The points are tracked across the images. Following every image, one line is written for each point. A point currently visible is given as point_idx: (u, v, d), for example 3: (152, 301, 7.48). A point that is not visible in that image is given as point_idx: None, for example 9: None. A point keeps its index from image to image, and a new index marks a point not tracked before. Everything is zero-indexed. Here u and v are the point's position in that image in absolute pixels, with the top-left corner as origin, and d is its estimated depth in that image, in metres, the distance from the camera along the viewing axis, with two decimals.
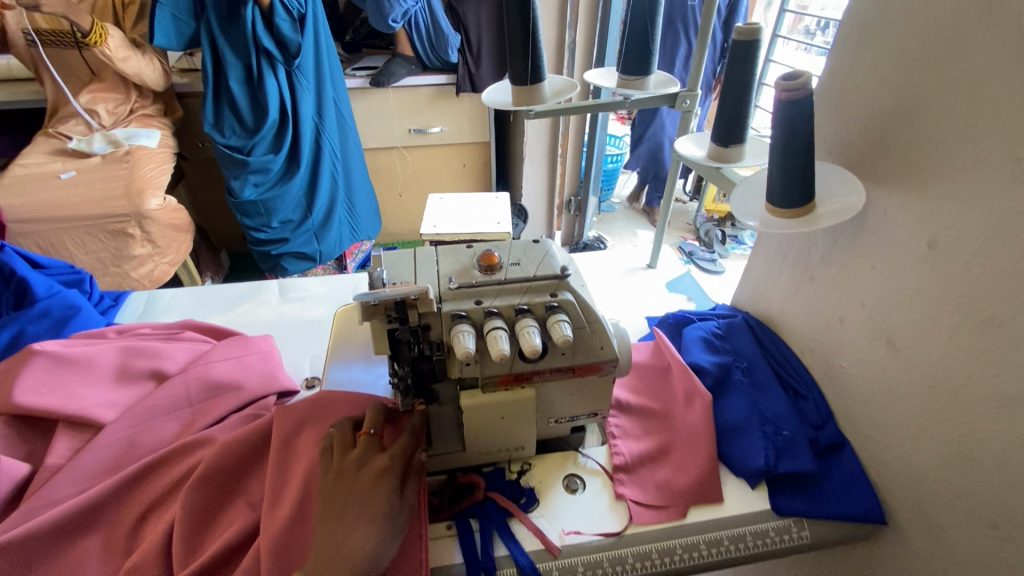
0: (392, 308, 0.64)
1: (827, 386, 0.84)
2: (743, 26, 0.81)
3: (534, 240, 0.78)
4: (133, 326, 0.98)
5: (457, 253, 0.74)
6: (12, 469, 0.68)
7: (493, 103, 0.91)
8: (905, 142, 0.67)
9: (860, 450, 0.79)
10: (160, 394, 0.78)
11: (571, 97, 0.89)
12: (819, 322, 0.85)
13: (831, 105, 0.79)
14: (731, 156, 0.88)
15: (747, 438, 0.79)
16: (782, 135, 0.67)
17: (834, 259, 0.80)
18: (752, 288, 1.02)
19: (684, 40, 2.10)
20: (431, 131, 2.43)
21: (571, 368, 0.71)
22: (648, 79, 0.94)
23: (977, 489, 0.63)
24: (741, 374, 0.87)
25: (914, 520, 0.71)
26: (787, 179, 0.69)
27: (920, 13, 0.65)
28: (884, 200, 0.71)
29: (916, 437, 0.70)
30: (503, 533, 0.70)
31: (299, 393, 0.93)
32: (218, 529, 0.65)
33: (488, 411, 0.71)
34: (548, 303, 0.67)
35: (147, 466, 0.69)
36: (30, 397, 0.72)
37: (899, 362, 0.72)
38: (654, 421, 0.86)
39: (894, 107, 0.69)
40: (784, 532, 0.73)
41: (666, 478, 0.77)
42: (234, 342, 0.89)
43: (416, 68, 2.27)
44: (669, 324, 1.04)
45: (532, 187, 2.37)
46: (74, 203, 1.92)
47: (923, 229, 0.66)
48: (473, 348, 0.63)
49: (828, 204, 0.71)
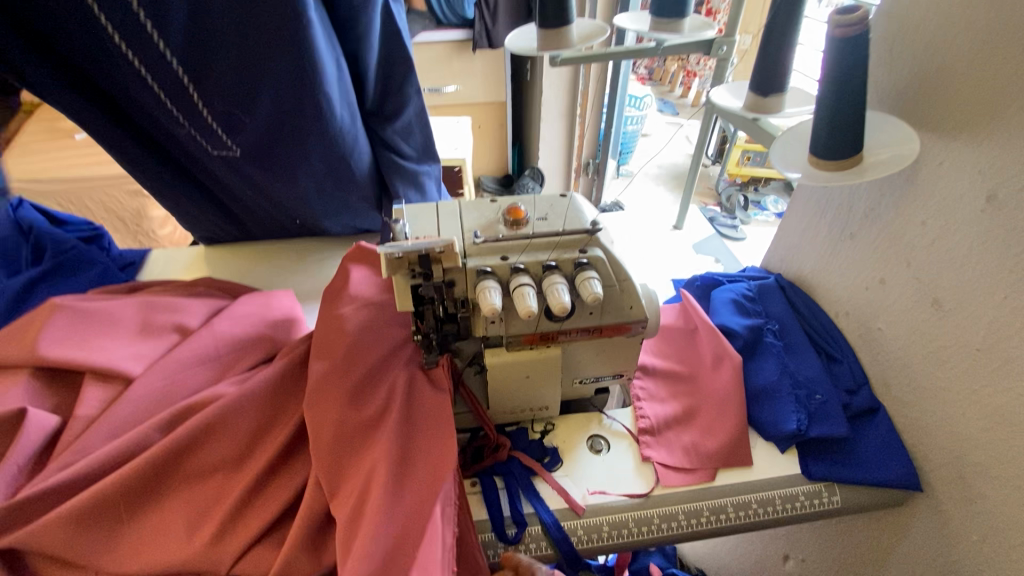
0: (416, 263, 0.61)
1: (862, 349, 0.81)
2: (842, 14, 0.58)
3: (561, 194, 0.74)
4: (149, 284, 0.96)
5: (481, 207, 0.71)
6: (44, 420, 0.65)
7: (514, 48, 0.84)
8: (970, 84, 0.61)
9: (895, 416, 0.76)
10: (189, 345, 0.76)
11: (600, 43, 0.82)
12: (858, 285, 0.80)
13: (882, 41, 0.72)
14: (771, 107, 0.82)
15: (779, 401, 0.77)
16: (838, 76, 0.61)
17: (881, 215, 0.75)
18: (785, 248, 0.96)
19: (339, 180, 1.08)
20: (446, 91, 2.40)
21: (599, 328, 0.69)
22: (683, 21, 0.84)
23: (1019, 456, 0.61)
24: (773, 337, 0.84)
25: (950, 487, 0.69)
26: (837, 127, 0.63)
27: None
28: (939, 150, 0.66)
29: (959, 403, 0.67)
30: (528, 492, 0.70)
31: (377, 369, 0.69)
32: (260, 416, 0.69)
33: (513, 371, 0.69)
34: (577, 260, 0.64)
35: (179, 412, 0.67)
36: (54, 347, 0.71)
37: (943, 323, 0.68)
38: (680, 384, 0.84)
39: (959, 47, 0.62)
40: (815, 496, 0.72)
41: (693, 441, 0.76)
42: (258, 297, 0.87)
43: (431, 23, 2.22)
44: (696, 287, 0.99)
45: (550, 149, 2.40)
46: (89, 163, 1.87)
47: (982, 181, 0.61)
48: (500, 305, 0.60)
49: (877, 153, 0.66)
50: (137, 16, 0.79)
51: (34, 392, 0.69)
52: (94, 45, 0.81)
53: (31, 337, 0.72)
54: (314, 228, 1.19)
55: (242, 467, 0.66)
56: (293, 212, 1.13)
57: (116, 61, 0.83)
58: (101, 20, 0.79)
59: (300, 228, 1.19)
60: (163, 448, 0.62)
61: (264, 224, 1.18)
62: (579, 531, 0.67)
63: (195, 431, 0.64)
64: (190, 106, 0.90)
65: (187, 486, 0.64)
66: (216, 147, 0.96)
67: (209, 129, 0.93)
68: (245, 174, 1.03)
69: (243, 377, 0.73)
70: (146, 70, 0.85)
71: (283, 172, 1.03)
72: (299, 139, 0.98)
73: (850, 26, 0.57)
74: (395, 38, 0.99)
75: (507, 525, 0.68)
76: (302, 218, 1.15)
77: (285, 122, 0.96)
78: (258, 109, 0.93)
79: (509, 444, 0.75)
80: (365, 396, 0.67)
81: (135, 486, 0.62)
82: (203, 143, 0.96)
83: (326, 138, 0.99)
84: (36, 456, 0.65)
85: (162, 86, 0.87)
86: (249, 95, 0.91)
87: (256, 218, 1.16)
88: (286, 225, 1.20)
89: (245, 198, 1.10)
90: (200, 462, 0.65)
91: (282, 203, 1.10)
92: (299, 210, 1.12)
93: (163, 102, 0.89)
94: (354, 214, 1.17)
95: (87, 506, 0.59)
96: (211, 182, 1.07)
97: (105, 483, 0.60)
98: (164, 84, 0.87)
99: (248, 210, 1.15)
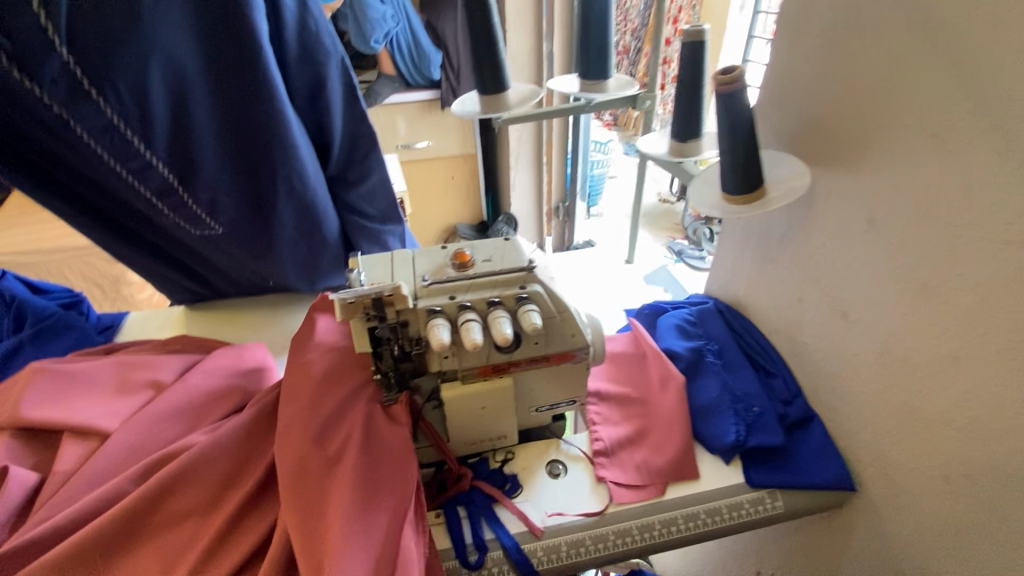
0: (371, 307, 0.67)
1: (794, 362, 0.88)
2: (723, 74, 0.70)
3: (505, 237, 0.82)
4: (127, 344, 1.00)
5: (432, 253, 0.78)
6: (23, 477, 0.68)
7: (460, 112, 0.94)
8: (842, 125, 0.72)
9: (828, 422, 0.82)
10: (164, 398, 0.81)
11: (536, 103, 0.93)
12: (783, 303, 0.88)
13: (773, 91, 0.83)
14: (691, 151, 0.92)
15: (720, 416, 0.83)
16: (730, 125, 0.71)
17: (792, 240, 0.84)
18: (722, 275, 1.05)
19: (307, 242, 1.14)
20: (417, 146, 2.53)
21: (546, 356, 0.76)
22: (608, 82, 0.98)
23: (927, 448, 0.67)
24: (713, 356, 0.91)
25: (879, 484, 0.75)
26: (738, 166, 0.73)
27: (843, 9, 0.69)
28: (828, 181, 0.75)
29: (874, 404, 0.74)
30: (489, 518, 0.74)
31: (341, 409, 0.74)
32: (231, 463, 0.72)
33: (468, 402, 0.75)
34: (518, 295, 0.71)
35: (153, 463, 0.71)
36: (34, 409, 0.75)
37: (853, 332, 0.75)
38: (632, 407, 0.89)
39: (829, 95, 0.73)
40: (759, 503, 0.77)
41: (644, 459, 0.81)
42: (230, 351, 0.92)
43: (400, 85, 2.36)
44: (645, 316, 1.06)
45: (520, 195, 2.52)
46: (70, 233, 1.93)
47: (863, 205, 0.70)
48: (448, 340, 0.66)
49: (777, 187, 0.76)
50: (123, 132, 0.88)
51: (13, 452, 0.72)
52: (78, 155, 0.88)
53: (11, 400, 0.76)
54: (289, 290, 1.24)
55: (213, 513, 0.69)
56: (267, 276, 1.19)
57: (104, 173, 0.91)
58: (89, 141, 0.86)
59: (274, 290, 1.24)
60: (137, 497, 0.66)
61: (238, 289, 1.23)
62: (538, 552, 0.71)
63: (168, 480, 0.68)
64: (170, 190, 0.97)
65: (160, 534, 0.67)
66: (195, 225, 1.03)
67: (190, 211, 1.01)
68: (222, 245, 1.09)
69: (216, 425, 0.77)
70: (133, 175, 0.93)
71: (258, 235, 1.10)
72: (273, 206, 1.06)
73: (728, 82, 0.69)
74: (356, 112, 1.09)
75: (470, 551, 0.71)
76: (277, 282, 1.21)
77: (263, 198, 1.05)
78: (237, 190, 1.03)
79: (471, 474, 0.79)
80: (331, 436, 0.72)
81: (110, 536, 0.65)
82: (184, 225, 1.03)
83: (302, 207, 1.08)
84: (14, 514, 0.67)
85: (147, 187, 0.95)
86: (229, 177, 1.01)
87: (231, 284, 1.21)
88: (258, 287, 1.24)
89: (221, 268, 1.15)
90: (172, 510, 0.68)
91: (256, 267, 1.16)
92: (270, 275, 1.18)
93: (144, 194, 0.96)
94: (324, 273, 1.22)
95: (63, 558, 0.61)
96: (189, 259, 1.12)
97: (80, 535, 0.63)
98: (150, 185, 0.95)
99: (225, 282, 1.20)
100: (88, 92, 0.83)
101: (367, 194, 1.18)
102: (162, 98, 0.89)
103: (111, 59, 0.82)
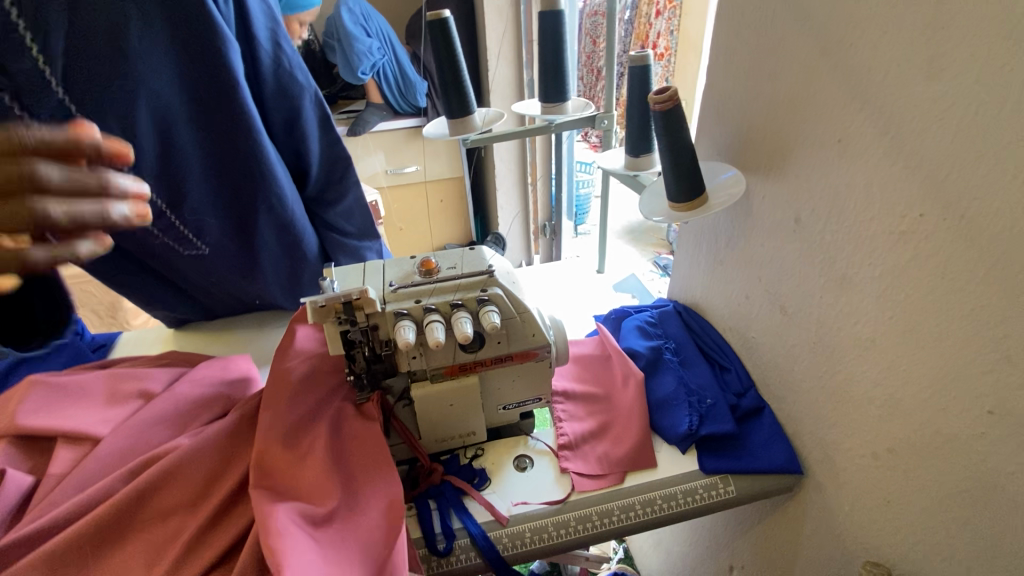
0: (342, 311, 0.74)
1: (746, 357, 0.94)
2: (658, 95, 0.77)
3: (471, 247, 0.88)
4: (119, 360, 1.05)
5: (401, 262, 0.85)
6: (18, 479, 0.73)
7: (431, 135, 1.02)
8: (767, 136, 0.79)
9: (777, 411, 0.88)
10: (152, 407, 0.86)
11: (499, 125, 1.01)
12: (733, 302, 0.95)
13: (711, 107, 0.91)
14: (644, 164, 1.00)
15: (675, 408, 0.88)
16: (668, 139, 0.78)
17: (737, 242, 0.91)
18: (681, 279, 1.11)
19: (290, 259, 1.21)
20: (406, 170, 2.62)
21: (509, 355, 0.81)
22: (566, 104, 1.06)
23: (858, 428, 0.72)
24: (671, 354, 0.96)
25: (823, 466, 0.80)
26: (678, 175, 0.80)
27: (761, 34, 0.77)
28: (762, 187, 0.83)
29: (813, 391, 0.79)
30: (458, 509, 0.79)
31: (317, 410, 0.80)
32: (213, 464, 0.77)
33: (437, 399, 0.80)
34: (479, 297, 0.77)
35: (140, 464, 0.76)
36: (30, 418, 0.80)
37: (791, 324, 0.82)
38: (596, 403, 0.95)
39: (755, 109, 0.81)
40: (712, 488, 0.82)
41: (605, 451, 0.86)
42: (216, 363, 0.98)
43: (388, 113, 2.46)
44: (610, 320, 1.12)
45: (507, 215, 2.60)
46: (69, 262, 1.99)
47: (790, 207, 0.77)
48: (413, 339, 0.72)
49: (716, 194, 0.83)
50: None
51: (9, 457, 0.77)
52: None
53: (9, 410, 0.81)
54: (275, 307, 1.30)
55: (196, 510, 0.74)
56: (253, 293, 1.25)
57: None
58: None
59: (260, 308, 1.30)
60: (125, 494, 0.70)
61: (225, 308, 1.29)
62: (503, 538, 0.76)
63: (154, 478, 0.72)
64: (159, 213, 1.04)
65: (147, 530, 0.72)
66: (184, 246, 1.10)
67: (179, 234, 1.08)
68: (210, 266, 1.15)
69: (200, 429, 0.82)
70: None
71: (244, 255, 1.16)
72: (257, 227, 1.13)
73: (663, 102, 0.76)
74: (333, 137, 1.16)
75: (439, 539, 0.76)
76: (263, 299, 1.27)
77: (246, 219, 1.12)
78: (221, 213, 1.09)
79: (442, 469, 0.84)
80: (306, 435, 0.77)
81: (99, 532, 0.69)
82: (177, 247, 1.10)
83: (282, 227, 1.14)
84: (9, 514, 0.72)
85: None
86: (216, 201, 1.08)
87: (218, 304, 1.27)
88: (244, 306, 1.30)
89: (209, 288, 1.21)
90: (158, 507, 0.72)
91: (242, 285, 1.22)
92: (257, 291, 1.24)
93: (135, 216, 1.03)
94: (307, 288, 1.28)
95: (55, 551, 0.66)
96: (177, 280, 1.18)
97: (72, 530, 0.67)
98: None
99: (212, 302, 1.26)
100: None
101: (346, 212, 1.25)
102: (150, 129, 0.96)
103: (101, 94, 0.90)
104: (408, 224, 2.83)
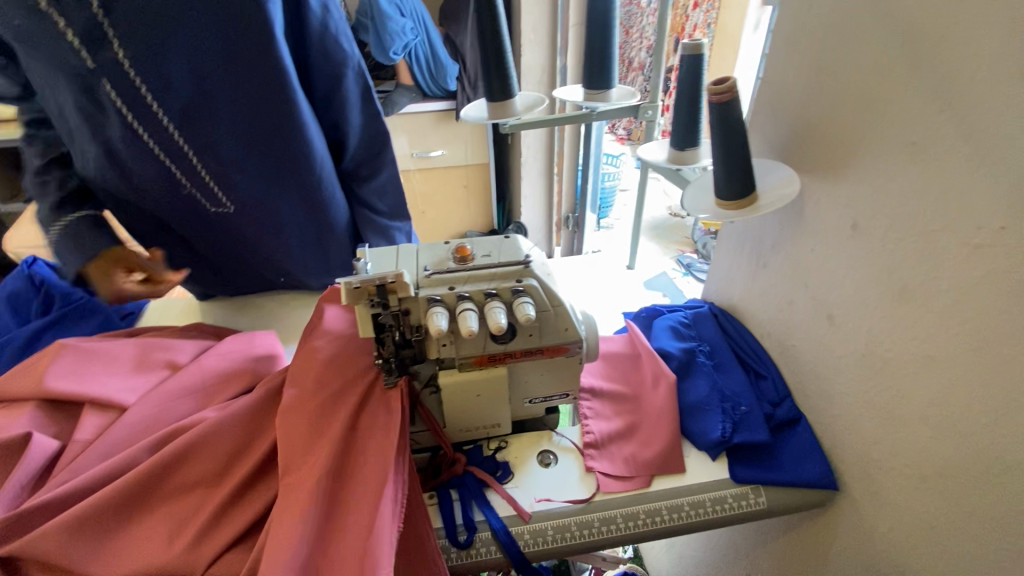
0: (375, 293, 0.72)
1: (784, 365, 0.91)
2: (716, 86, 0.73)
3: (506, 235, 0.86)
4: (146, 329, 1.06)
5: (435, 248, 0.83)
6: (46, 443, 0.74)
7: (469, 117, 0.99)
8: (827, 135, 0.75)
9: (814, 424, 0.84)
10: (178, 378, 0.86)
11: (541, 111, 0.97)
12: (773, 307, 0.91)
13: (767, 104, 0.87)
14: (689, 158, 0.95)
15: (708, 413, 0.85)
16: (722, 133, 0.74)
17: (783, 246, 0.87)
18: (718, 281, 1.08)
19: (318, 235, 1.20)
20: (433, 155, 2.60)
21: (541, 349, 0.79)
22: (610, 91, 1.03)
23: (905, 448, 0.69)
24: (705, 357, 0.93)
25: (861, 484, 0.76)
26: (729, 173, 0.76)
27: (830, 26, 0.73)
28: (816, 188, 0.79)
29: (857, 405, 0.76)
30: (480, 501, 0.77)
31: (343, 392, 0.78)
32: (236, 438, 0.76)
33: (464, 389, 0.78)
34: (514, 288, 0.75)
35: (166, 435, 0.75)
36: (58, 381, 0.80)
37: (838, 335, 0.78)
38: (624, 403, 0.92)
39: (817, 106, 0.77)
40: (742, 498, 0.79)
41: (632, 453, 0.84)
42: (241, 338, 0.97)
43: (417, 95, 2.43)
44: (641, 318, 1.09)
45: (532, 204, 2.56)
46: None
47: (847, 212, 0.73)
48: (446, 327, 0.70)
49: (766, 194, 0.79)
50: (148, 103, 0.95)
51: (38, 420, 0.77)
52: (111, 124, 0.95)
53: (38, 373, 0.82)
54: (298, 283, 1.29)
55: (219, 484, 0.73)
56: (278, 268, 1.24)
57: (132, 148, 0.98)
58: (115, 103, 0.93)
59: (283, 285, 1.29)
60: (149, 464, 0.70)
61: (249, 284, 1.28)
62: (525, 534, 0.74)
63: (179, 450, 0.72)
64: (191, 170, 1.03)
65: (169, 501, 0.71)
66: (213, 204, 1.08)
67: (208, 189, 1.06)
68: (237, 230, 1.15)
69: (226, 403, 0.82)
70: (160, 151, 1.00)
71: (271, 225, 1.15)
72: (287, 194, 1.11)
73: (722, 93, 0.72)
74: (370, 113, 1.14)
75: (460, 531, 0.75)
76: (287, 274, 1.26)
77: (276, 186, 1.11)
78: (250, 175, 1.07)
79: (465, 459, 0.83)
80: (332, 416, 0.76)
81: (122, 501, 0.69)
82: (203, 204, 1.08)
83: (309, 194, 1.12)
84: (36, 476, 0.72)
85: (172, 162, 1.01)
86: (248, 164, 1.07)
87: (244, 278, 1.26)
88: (268, 282, 1.29)
89: (236, 255, 1.21)
90: (181, 479, 0.72)
91: (267, 257, 1.21)
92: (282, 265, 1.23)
93: (168, 168, 1.02)
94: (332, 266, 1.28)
95: (79, 518, 0.66)
96: (203, 246, 1.17)
97: (97, 497, 0.67)
98: (174, 162, 1.01)
99: (237, 274, 1.25)
100: (120, 61, 0.91)
101: (376, 190, 1.24)
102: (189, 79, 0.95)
103: (146, 39, 0.90)
104: (431, 208, 2.80)
